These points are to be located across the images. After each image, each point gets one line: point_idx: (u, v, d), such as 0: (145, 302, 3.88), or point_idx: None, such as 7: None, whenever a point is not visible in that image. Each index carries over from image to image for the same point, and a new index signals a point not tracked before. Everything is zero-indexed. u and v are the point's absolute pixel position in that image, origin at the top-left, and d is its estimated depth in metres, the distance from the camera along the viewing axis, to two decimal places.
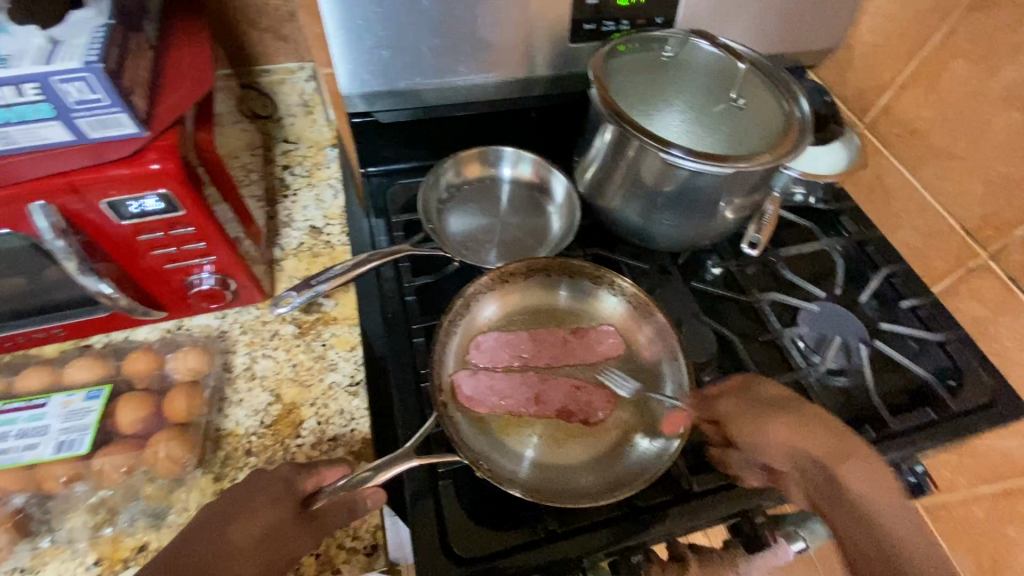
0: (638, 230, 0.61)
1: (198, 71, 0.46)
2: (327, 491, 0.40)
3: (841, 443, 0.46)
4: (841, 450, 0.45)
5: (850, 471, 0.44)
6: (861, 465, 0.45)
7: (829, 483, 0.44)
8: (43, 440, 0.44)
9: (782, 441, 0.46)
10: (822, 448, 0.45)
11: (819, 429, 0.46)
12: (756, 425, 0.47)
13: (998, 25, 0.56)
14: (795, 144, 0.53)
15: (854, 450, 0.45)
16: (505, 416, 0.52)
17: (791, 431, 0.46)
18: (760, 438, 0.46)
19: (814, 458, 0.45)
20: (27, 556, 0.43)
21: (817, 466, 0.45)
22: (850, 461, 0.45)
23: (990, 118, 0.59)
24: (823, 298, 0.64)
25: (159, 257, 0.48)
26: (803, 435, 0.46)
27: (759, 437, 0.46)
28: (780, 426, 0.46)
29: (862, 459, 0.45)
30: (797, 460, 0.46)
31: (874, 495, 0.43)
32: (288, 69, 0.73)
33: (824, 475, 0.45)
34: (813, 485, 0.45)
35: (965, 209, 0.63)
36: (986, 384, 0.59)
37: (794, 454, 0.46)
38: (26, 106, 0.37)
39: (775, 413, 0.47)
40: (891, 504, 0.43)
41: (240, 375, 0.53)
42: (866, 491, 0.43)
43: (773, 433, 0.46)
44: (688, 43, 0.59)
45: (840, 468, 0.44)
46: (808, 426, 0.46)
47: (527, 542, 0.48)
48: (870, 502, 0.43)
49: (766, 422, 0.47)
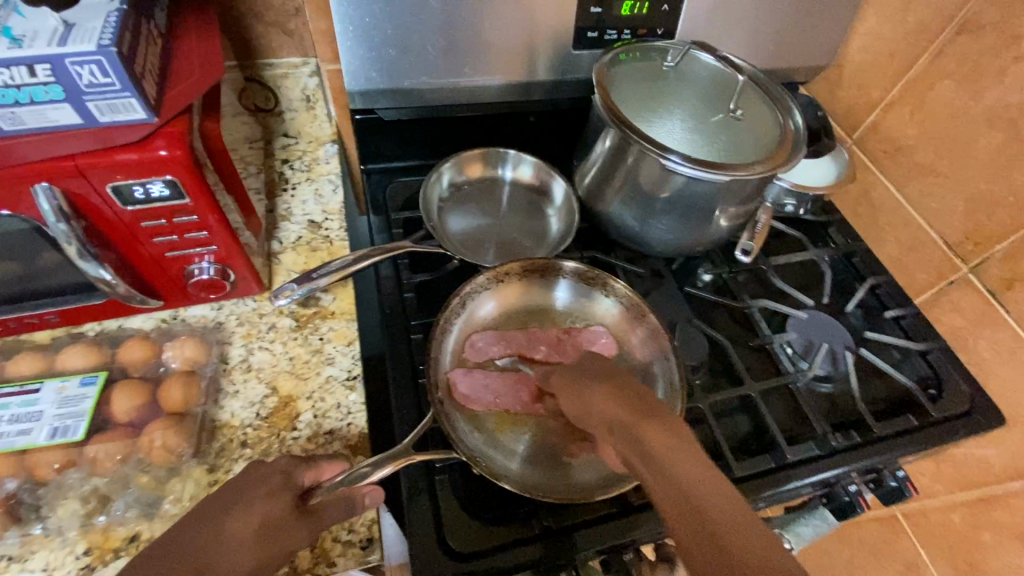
0: (635, 235, 0.62)
1: (209, 60, 0.46)
2: (323, 488, 0.40)
3: (645, 406, 0.40)
4: (648, 411, 0.39)
5: (652, 429, 0.37)
6: (663, 425, 0.38)
7: (636, 445, 0.37)
8: (36, 425, 0.44)
9: (599, 407, 0.42)
10: (628, 408, 0.40)
11: (636, 396, 0.41)
12: (583, 390, 0.45)
13: (983, 49, 0.59)
14: (789, 156, 0.55)
15: (663, 412, 0.39)
16: (500, 413, 0.53)
17: (609, 396, 0.42)
18: (588, 408, 0.43)
19: (620, 421, 0.40)
20: (16, 544, 0.43)
21: (623, 426, 0.39)
22: (653, 419, 0.38)
23: (975, 137, 0.61)
24: (812, 306, 0.66)
25: (160, 245, 0.47)
26: (623, 403, 0.41)
27: (581, 405, 0.44)
28: (598, 393, 0.43)
29: (663, 419, 0.38)
30: (608, 421, 0.41)
31: (676, 452, 0.35)
32: (291, 63, 0.71)
33: (628, 436, 0.38)
34: (623, 446, 0.38)
35: (950, 224, 0.65)
36: (964, 393, 0.61)
37: (608, 422, 0.41)
38: (38, 86, 0.37)
39: (596, 384, 0.44)
40: (684, 458, 0.35)
41: (238, 366, 0.53)
42: (661, 444, 0.36)
43: (596, 400, 0.43)
44: (689, 55, 0.62)
45: (641, 424, 0.38)
46: (623, 396, 0.42)
47: (522, 539, 0.48)
48: (660, 456, 0.35)
49: (590, 390, 0.44)
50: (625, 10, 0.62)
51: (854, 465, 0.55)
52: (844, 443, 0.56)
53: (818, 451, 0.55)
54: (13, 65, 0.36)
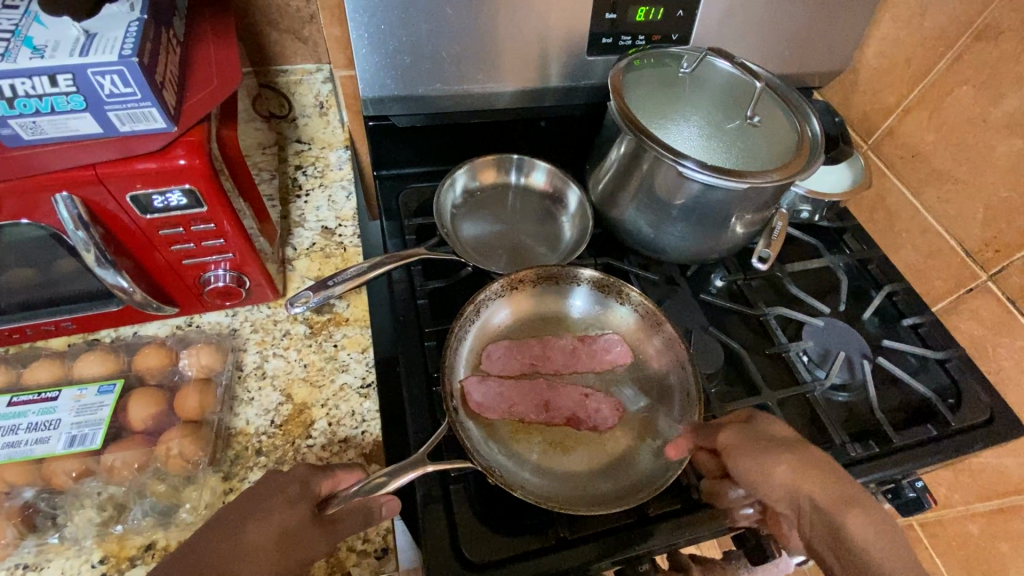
0: (650, 242, 0.62)
1: (227, 68, 0.46)
2: (340, 497, 0.40)
3: (842, 487, 0.41)
4: (846, 495, 0.41)
5: (855, 519, 0.39)
6: (865, 512, 0.40)
7: (831, 532, 0.40)
8: (54, 434, 0.44)
9: (784, 480, 0.42)
10: (825, 492, 0.41)
11: (825, 472, 0.42)
12: (762, 460, 0.43)
13: (1002, 55, 0.58)
14: (806, 164, 0.54)
15: (861, 497, 0.40)
16: (514, 422, 0.52)
17: (797, 472, 0.42)
18: (767, 481, 0.42)
19: (814, 502, 0.41)
20: (31, 552, 0.43)
21: (818, 511, 0.41)
22: (856, 508, 0.40)
23: (993, 144, 0.60)
24: (828, 314, 0.65)
25: (177, 252, 0.47)
26: (810, 477, 0.42)
27: (758, 475, 0.43)
28: (780, 465, 0.42)
29: (865, 508, 0.40)
30: (798, 502, 0.41)
31: (879, 547, 0.38)
32: (305, 70, 0.73)
33: (823, 521, 0.40)
34: (817, 530, 0.41)
35: (967, 231, 0.64)
36: (984, 403, 0.60)
37: (793, 498, 0.42)
38: (59, 96, 0.37)
39: (778, 450, 0.43)
40: (893, 556, 0.38)
41: (251, 374, 0.52)
42: (865, 538, 0.38)
43: (779, 474, 0.42)
44: (705, 61, 0.61)
45: (840, 512, 0.40)
46: (813, 470, 0.42)
47: (537, 548, 0.48)
48: (859, 552, 0.38)
49: (767, 458, 0.43)
50: (639, 16, 0.62)
51: (872, 476, 0.54)
52: (862, 453, 0.55)
53: (836, 461, 0.54)
54: (35, 76, 0.36)
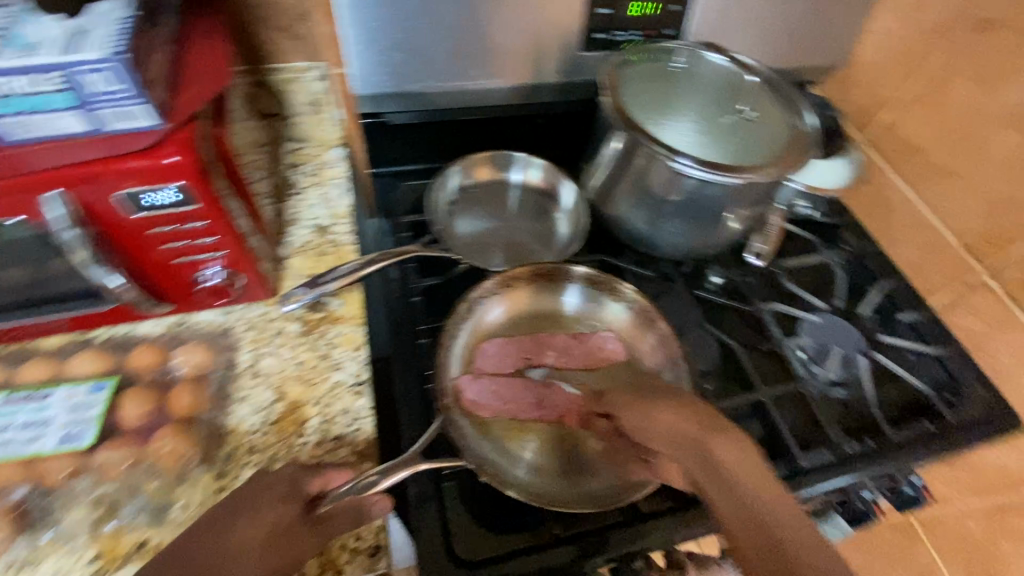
0: (645, 239, 0.62)
1: (216, 66, 0.46)
2: (330, 496, 0.40)
3: (714, 419, 0.41)
4: (715, 426, 0.40)
5: (722, 446, 0.39)
6: (731, 441, 0.39)
7: (703, 461, 0.39)
8: (46, 432, 0.45)
9: (665, 423, 0.41)
10: (698, 424, 0.40)
11: (700, 410, 0.42)
12: (646, 406, 0.43)
13: (1000, 48, 0.58)
14: (801, 157, 0.54)
15: (729, 426, 0.40)
16: (508, 421, 0.52)
17: (676, 413, 0.42)
18: (647, 422, 0.42)
19: (690, 435, 0.40)
20: (24, 550, 0.42)
21: (693, 444, 0.40)
22: (722, 435, 0.39)
23: (991, 138, 0.60)
24: (825, 310, 0.65)
25: (168, 251, 0.47)
26: (684, 414, 0.41)
27: (642, 421, 0.43)
28: (664, 410, 0.42)
29: (732, 436, 0.39)
30: (676, 440, 0.41)
31: (745, 472, 0.37)
32: (298, 68, 0.72)
33: (696, 452, 0.39)
34: (692, 463, 0.39)
35: (966, 223, 0.65)
36: (982, 399, 0.60)
37: (672, 437, 0.41)
38: (48, 94, 0.37)
39: (660, 398, 0.43)
40: (756, 480, 0.37)
41: (245, 372, 0.52)
42: (732, 466, 0.38)
43: (661, 415, 0.42)
44: (699, 57, 0.60)
45: (711, 442, 0.39)
46: (688, 407, 0.42)
47: (530, 545, 0.48)
48: (729, 476, 0.37)
49: (652, 403, 0.43)
50: (634, 11, 0.61)
51: (869, 472, 0.54)
52: (858, 449, 0.55)
53: (832, 457, 0.54)
54: (25, 74, 0.36)
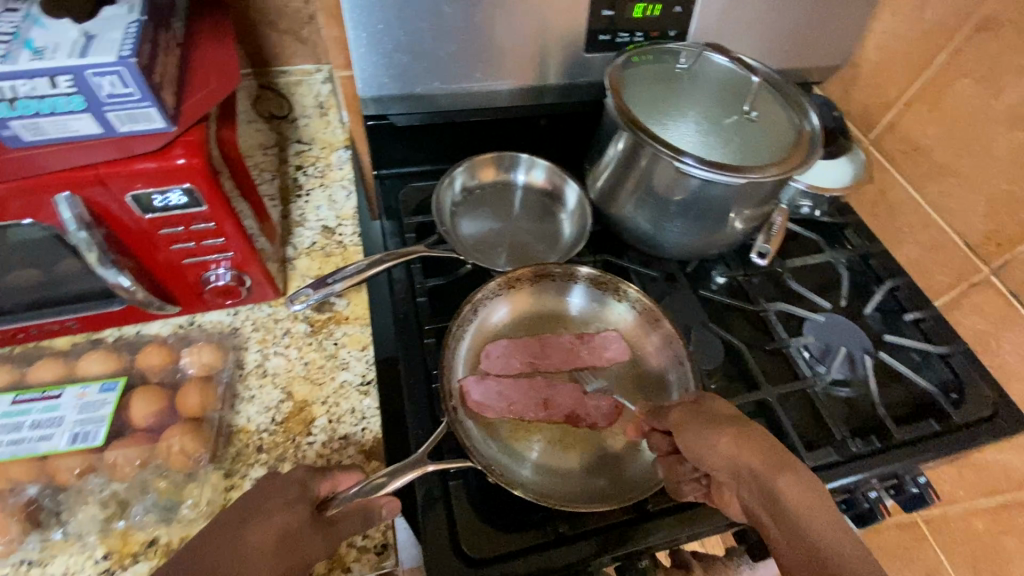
0: (650, 239, 0.62)
1: (224, 69, 0.46)
2: (339, 499, 0.41)
3: (777, 454, 0.40)
4: (783, 462, 0.40)
5: (787, 482, 0.38)
6: (799, 478, 0.38)
7: (767, 495, 0.38)
8: (57, 431, 0.45)
9: (726, 452, 0.41)
10: (760, 457, 0.40)
11: (762, 441, 0.41)
12: (706, 432, 0.42)
13: (1003, 47, 0.58)
14: (804, 157, 0.54)
15: (795, 463, 0.39)
16: (513, 421, 0.53)
17: (736, 442, 0.41)
18: (705, 450, 0.42)
19: (753, 469, 0.40)
20: (35, 549, 0.43)
21: (755, 477, 0.40)
22: (789, 473, 0.39)
23: (994, 137, 0.60)
24: (829, 309, 0.65)
25: (177, 252, 0.48)
26: (747, 445, 0.41)
27: (700, 447, 0.42)
28: (723, 437, 0.41)
29: (798, 473, 0.39)
30: (737, 471, 0.40)
31: (812, 512, 0.37)
32: (304, 71, 0.73)
33: (759, 486, 0.39)
34: (754, 496, 0.39)
35: (968, 225, 0.64)
36: (987, 398, 0.60)
37: (733, 467, 0.41)
38: (59, 97, 0.38)
39: (719, 423, 0.43)
40: (823, 520, 0.36)
41: (253, 372, 0.53)
42: (799, 505, 0.37)
43: (720, 444, 0.41)
44: (702, 56, 0.61)
45: (775, 478, 0.39)
46: (751, 438, 0.41)
47: (536, 544, 0.48)
48: (792, 514, 0.37)
49: (711, 430, 0.42)
50: (638, 12, 0.62)
51: (875, 472, 0.54)
52: (863, 448, 0.55)
53: (838, 457, 0.54)
54: (36, 77, 0.36)
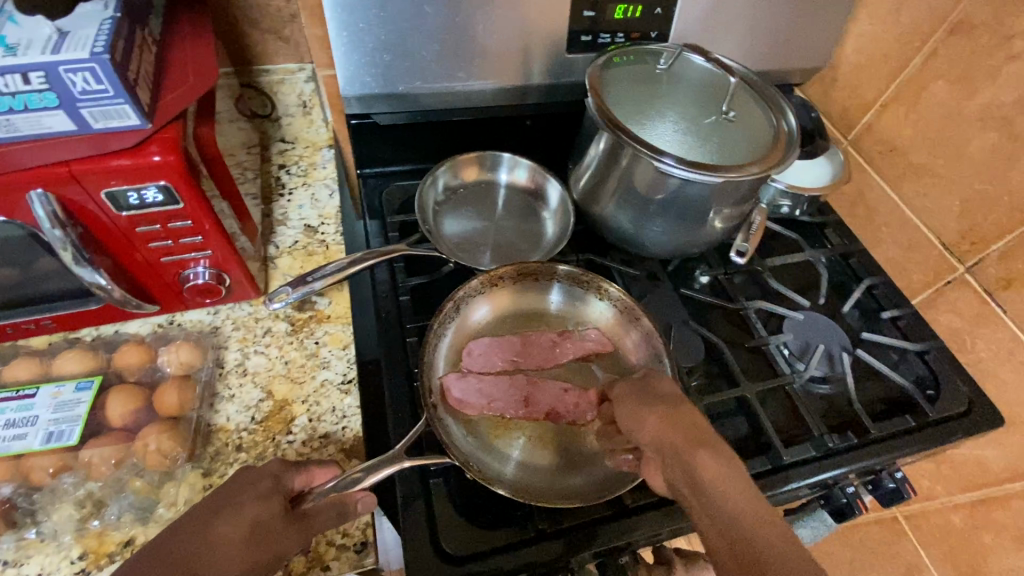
0: (631, 238, 0.62)
1: (202, 67, 0.46)
2: (314, 493, 0.41)
3: (697, 430, 0.41)
4: (702, 440, 0.40)
5: (704, 459, 0.39)
6: (714, 453, 0.40)
7: (686, 472, 0.39)
8: (31, 430, 0.45)
9: (653, 429, 0.42)
10: (682, 434, 0.41)
11: (686, 418, 0.42)
12: (640, 411, 0.44)
13: (976, 49, 0.59)
14: (782, 157, 0.55)
15: (712, 439, 0.41)
16: (494, 419, 0.53)
17: (663, 421, 0.42)
18: (637, 427, 0.43)
19: (674, 445, 0.41)
20: (10, 549, 0.43)
21: (676, 452, 0.40)
22: (706, 449, 0.40)
23: (968, 137, 0.61)
24: (808, 308, 0.66)
25: (155, 250, 0.48)
26: (671, 421, 0.42)
27: (635, 422, 0.44)
28: (653, 415, 0.43)
29: (715, 448, 0.40)
30: (662, 447, 0.41)
31: (728, 486, 0.38)
32: (288, 70, 0.73)
33: (679, 463, 0.40)
34: (674, 473, 0.40)
35: (945, 224, 0.65)
36: (963, 394, 0.61)
37: (659, 443, 0.42)
38: (31, 94, 0.37)
39: (653, 402, 0.44)
40: (739, 495, 0.37)
41: (232, 371, 0.53)
42: (715, 478, 0.38)
43: (649, 422, 0.43)
44: (682, 57, 0.62)
45: (692, 453, 0.40)
46: (675, 416, 0.42)
47: (517, 541, 0.48)
48: (708, 489, 0.38)
49: (644, 409, 0.43)
50: (619, 13, 0.62)
51: (852, 467, 0.54)
52: (840, 444, 0.55)
53: (816, 453, 0.55)
54: (8, 74, 0.36)
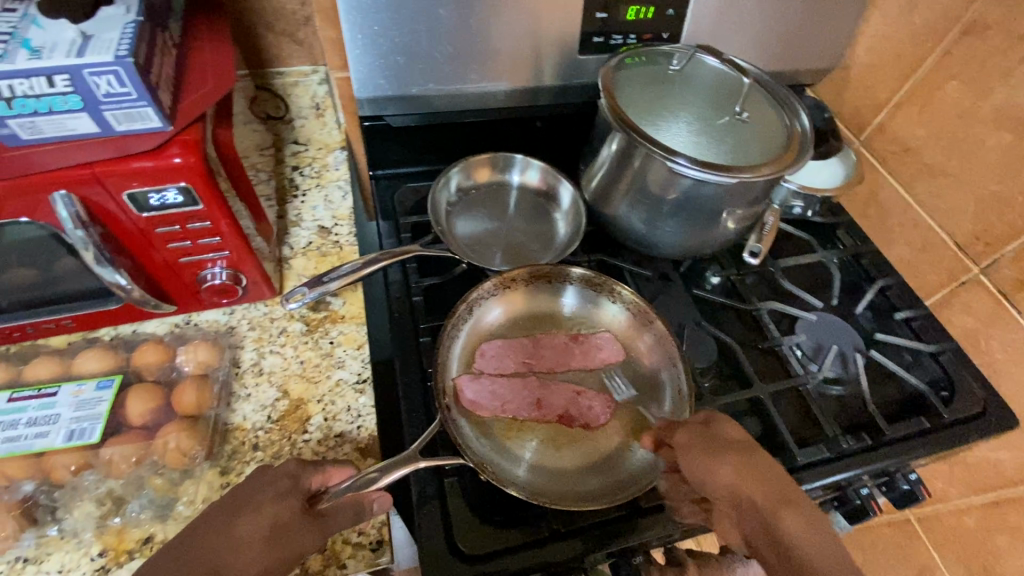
0: (643, 238, 0.62)
1: (221, 70, 0.47)
2: (330, 494, 0.41)
3: (780, 487, 0.41)
4: (785, 498, 0.40)
5: (792, 522, 0.39)
6: (802, 515, 0.39)
7: (768, 531, 0.39)
8: (53, 428, 0.45)
9: (727, 482, 0.41)
10: (763, 492, 0.41)
11: (765, 472, 0.42)
12: (709, 461, 0.43)
13: (990, 49, 0.59)
14: (796, 157, 0.55)
15: (798, 500, 0.40)
16: (507, 420, 0.53)
17: (739, 472, 0.41)
18: (708, 478, 0.42)
19: (757, 504, 0.40)
20: (32, 546, 0.43)
21: (757, 510, 0.40)
22: (791, 507, 0.40)
23: (982, 137, 0.61)
24: (821, 309, 0.66)
25: (174, 251, 0.48)
26: (749, 475, 0.42)
27: (703, 473, 0.43)
28: (726, 467, 0.42)
29: (801, 509, 0.40)
30: (739, 503, 0.41)
31: (815, 550, 0.38)
32: (301, 72, 0.74)
33: (762, 522, 0.40)
34: (756, 531, 0.40)
35: (959, 225, 0.65)
36: (977, 395, 0.61)
37: (736, 499, 0.41)
38: (56, 96, 0.38)
39: (723, 452, 0.43)
40: (835, 564, 0.37)
41: (248, 370, 0.53)
42: (803, 542, 0.38)
43: (724, 475, 0.42)
44: (694, 59, 0.62)
45: (780, 516, 0.39)
46: (753, 471, 0.42)
47: (530, 541, 0.48)
48: (794, 550, 0.38)
49: (715, 458, 0.42)
50: (631, 15, 0.62)
51: (866, 468, 0.54)
52: (855, 445, 0.55)
53: (830, 454, 0.55)
54: (33, 76, 0.37)
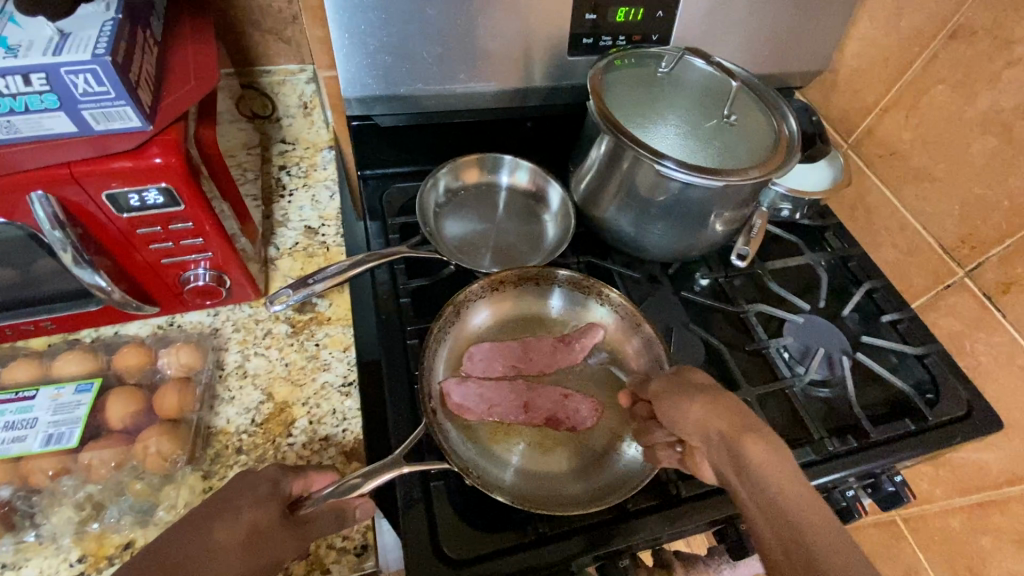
0: (632, 240, 0.62)
1: (204, 69, 0.46)
2: (312, 499, 0.40)
3: (743, 418, 0.41)
4: (748, 426, 0.41)
5: (752, 444, 0.39)
6: (763, 439, 0.39)
7: (732, 457, 0.39)
8: (31, 432, 0.44)
9: (695, 418, 0.42)
10: (725, 421, 0.41)
11: (729, 405, 0.42)
12: (678, 401, 0.44)
13: (976, 54, 0.59)
14: (783, 161, 0.55)
15: (761, 426, 0.40)
16: (494, 424, 0.53)
17: (705, 408, 0.42)
18: (680, 416, 0.44)
19: (719, 431, 0.41)
20: (9, 551, 0.43)
21: (722, 440, 0.41)
22: (753, 433, 0.40)
23: (968, 142, 0.61)
24: (808, 311, 0.66)
25: (155, 252, 0.48)
26: (716, 409, 0.42)
27: (673, 413, 0.44)
28: (693, 404, 0.43)
29: (762, 433, 0.40)
30: (707, 435, 0.42)
31: (775, 471, 0.38)
32: (288, 70, 0.73)
33: (725, 448, 0.40)
34: (722, 459, 0.40)
35: (944, 228, 0.65)
36: (962, 397, 0.61)
37: (702, 432, 0.42)
38: (32, 95, 0.37)
39: (693, 393, 0.44)
40: (792, 485, 0.37)
41: (232, 373, 0.53)
42: (761, 463, 0.38)
43: (691, 410, 0.43)
44: (683, 61, 0.61)
45: (740, 440, 0.40)
46: (718, 405, 0.42)
47: (515, 545, 0.48)
48: (756, 474, 0.38)
49: (683, 400, 0.44)
50: (620, 16, 0.62)
51: (852, 470, 0.55)
52: (841, 447, 0.56)
53: (816, 456, 0.55)
54: (8, 75, 0.36)
